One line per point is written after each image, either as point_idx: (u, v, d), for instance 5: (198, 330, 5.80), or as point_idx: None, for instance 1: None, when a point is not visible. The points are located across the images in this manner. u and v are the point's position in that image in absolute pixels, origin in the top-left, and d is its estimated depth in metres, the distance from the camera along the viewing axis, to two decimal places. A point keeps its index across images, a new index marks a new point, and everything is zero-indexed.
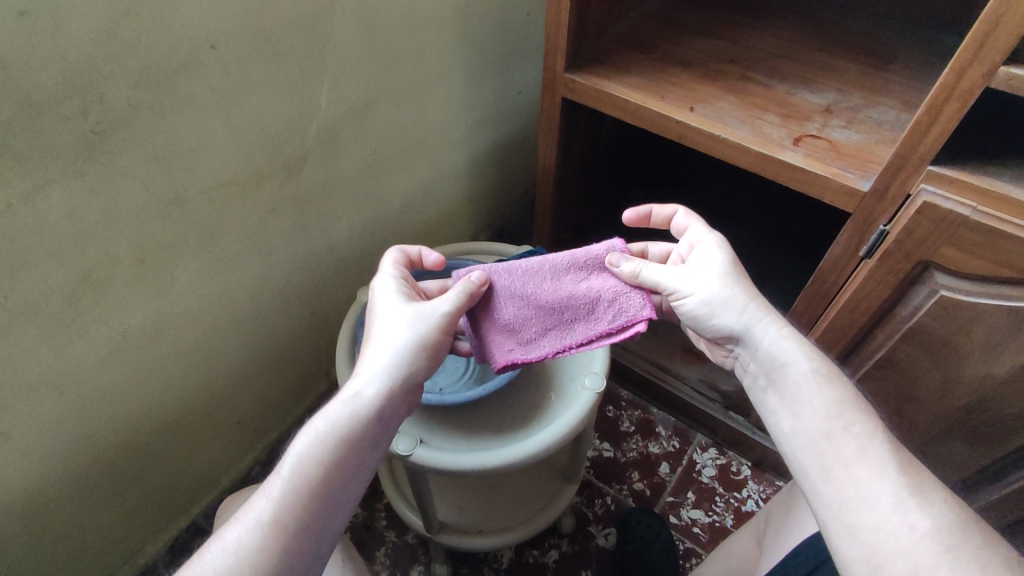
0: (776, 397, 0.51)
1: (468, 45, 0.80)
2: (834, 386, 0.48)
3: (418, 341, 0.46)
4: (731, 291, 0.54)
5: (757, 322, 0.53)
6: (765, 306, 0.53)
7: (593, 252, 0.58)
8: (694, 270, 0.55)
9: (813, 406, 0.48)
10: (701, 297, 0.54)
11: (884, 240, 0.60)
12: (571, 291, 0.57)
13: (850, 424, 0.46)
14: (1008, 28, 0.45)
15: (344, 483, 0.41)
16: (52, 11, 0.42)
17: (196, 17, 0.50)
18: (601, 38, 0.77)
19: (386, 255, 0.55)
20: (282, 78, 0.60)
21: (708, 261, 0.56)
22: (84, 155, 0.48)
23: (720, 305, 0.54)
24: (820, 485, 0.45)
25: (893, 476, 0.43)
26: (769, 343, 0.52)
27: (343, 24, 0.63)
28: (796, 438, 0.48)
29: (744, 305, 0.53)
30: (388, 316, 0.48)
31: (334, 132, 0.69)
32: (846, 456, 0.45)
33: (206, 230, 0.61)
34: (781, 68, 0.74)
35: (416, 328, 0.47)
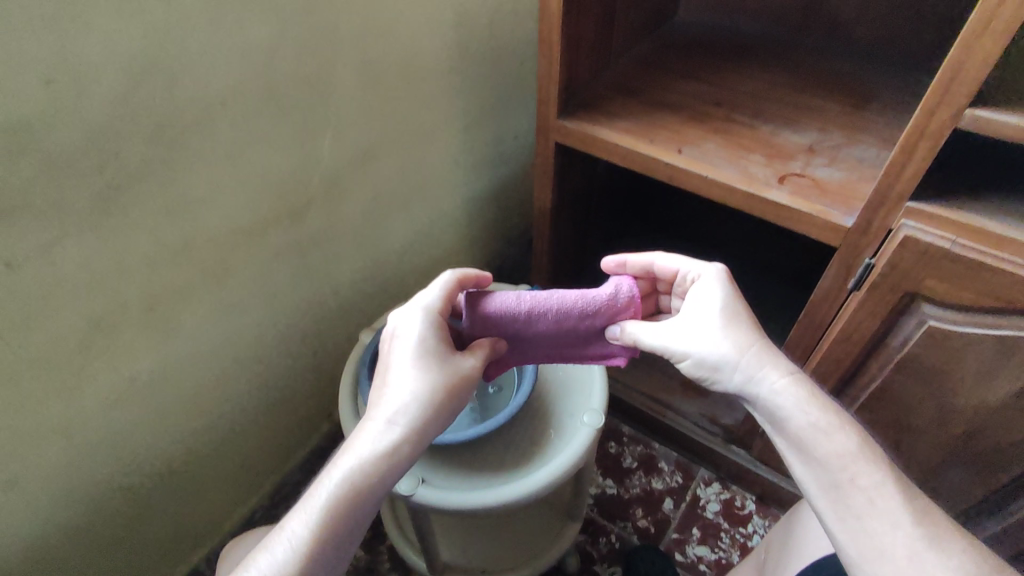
0: (785, 444, 0.51)
1: (465, 94, 0.84)
2: (837, 438, 0.48)
3: (429, 398, 0.45)
4: (722, 348, 0.53)
5: (752, 377, 0.52)
6: (760, 356, 0.52)
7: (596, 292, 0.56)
8: (693, 324, 0.55)
9: (819, 460, 0.48)
10: (696, 355, 0.54)
11: (870, 273, 0.62)
12: (571, 327, 0.56)
13: (858, 476, 0.46)
14: (970, 74, 0.48)
15: (347, 533, 0.41)
16: (74, 77, 0.45)
17: (207, 78, 0.53)
18: (591, 85, 0.81)
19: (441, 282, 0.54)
20: (288, 130, 0.63)
21: (703, 315, 0.54)
22: (98, 208, 0.50)
23: (714, 365, 0.53)
24: (838, 535, 0.47)
25: (905, 527, 0.44)
26: (766, 396, 0.52)
27: (345, 79, 0.66)
28: (809, 487, 0.49)
29: (736, 361, 0.52)
30: (404, 365, 0.47)
31: (337, 179, 0.72)
32: (859, 508, 0.46)
33: (213, 277, 0.63)
34: (765, 109, 0.78)
35: (424, 384, 0.45)
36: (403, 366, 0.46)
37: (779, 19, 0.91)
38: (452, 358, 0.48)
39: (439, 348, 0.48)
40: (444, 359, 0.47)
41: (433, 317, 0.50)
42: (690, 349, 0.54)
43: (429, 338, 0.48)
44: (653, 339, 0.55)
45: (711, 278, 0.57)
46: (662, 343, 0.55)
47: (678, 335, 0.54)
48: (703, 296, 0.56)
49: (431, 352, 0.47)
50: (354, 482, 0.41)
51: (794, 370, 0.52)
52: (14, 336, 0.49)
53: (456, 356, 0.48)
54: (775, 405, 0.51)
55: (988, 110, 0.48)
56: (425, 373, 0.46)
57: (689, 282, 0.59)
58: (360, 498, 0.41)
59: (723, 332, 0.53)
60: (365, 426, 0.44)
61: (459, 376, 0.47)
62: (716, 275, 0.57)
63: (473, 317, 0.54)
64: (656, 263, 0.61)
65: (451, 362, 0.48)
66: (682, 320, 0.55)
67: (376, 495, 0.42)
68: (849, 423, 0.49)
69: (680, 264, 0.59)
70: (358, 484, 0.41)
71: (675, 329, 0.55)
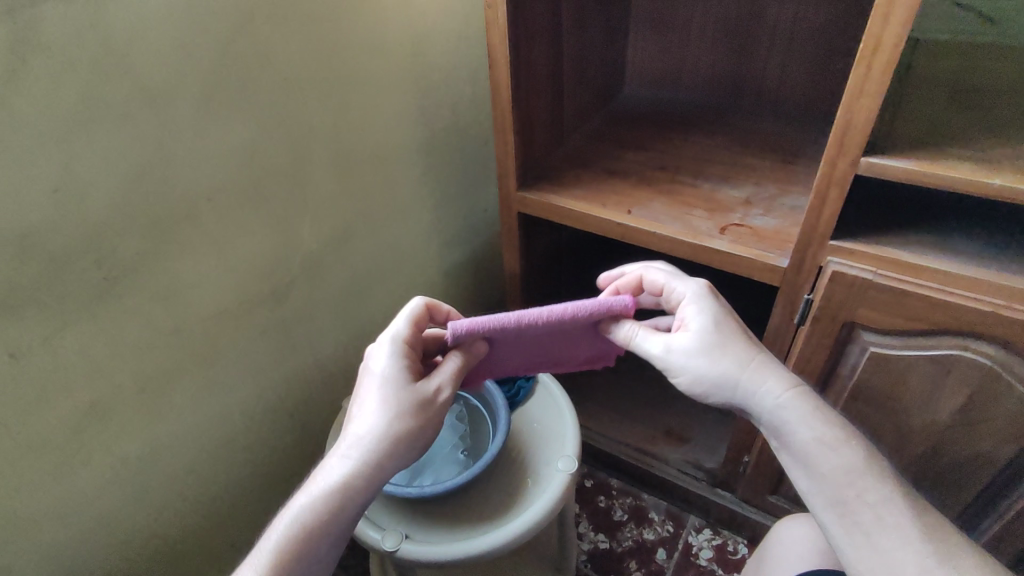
0: (791, 461, 0.54)
1: (433, 175, 0.92)
2: (842, 454, 0.51)
3: (389, 426, 0.48)
4: (721, 365, 0.55)
5: (754, 392, 0.54)
6: (760, 371, 0.55)
7: (604, 306, 0.57)
8: (696, 340, 0.57)
9: (826, 476, 0.51)
10: (697, 372, 0.56)
11: (811, 307, 0.68)
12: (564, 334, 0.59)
13: (865, 492, 0.49)
14: (857, 128, 0.55)
15: (312, 559, 0.44)
16: (79, 186, 0.51)
17: (196, 178, 0.60)
18: (545, 159, 0.89)
19: (408, 309, 0.57)
20: (270, 218, 0.69)
21: (699, 333, 0.57)
22: (97, 299, 0.55)
23: (714, 382, 0.56)
24: (846, 549, 0.49)
25: (915, 543, 0.47)
26: (768, 412, 0.54)
27: (321, 170, 0.73)
28: (816, 501, 0.52)
29: (738, 377, 0.55)
30: (368, 396, 0.50)
31: (317, 259, 0.77)
32: (868, 525, 0.49)
33: (202, 357, 0.67)
34: (705, 169, 0.86)
35: (384, 413, 0.49)
36: (369, 397, 0.50)
37: (712, 89, 1.01)
38: (418, 385, 0.51)
39: (401, 378, 0.51)
40: (406, 389, 0.50)
41: (401, 343, 0.53)
42: (691, 367, 0.56)
43: (395, 366, 0.52)
44: (652, 347, 0.57)
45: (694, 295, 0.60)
46: (659, 356, 0.57)
47: (679, 353, 0.57)
48: (691, 312, 0.58)
49: (395, 382, 0.51)
50: (319, 510, 0.45)
51: (794, 385, 0.55)
52: (14, 424, 0.53)
53: (421, 382, 0.51)
54: (778, 421, 0.54)
55: (879, 157, 0.56)
56: (387, 402, 0.49)
57: (676, 300, 0.61)
58: (326, 525, 0.44)
59: (722, 350, 0.56)
60: (332, 456, 0.48)
61: (420, 402, 0.50)
62: (698, 289, 0.60)
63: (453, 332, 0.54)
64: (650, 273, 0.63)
65: (410, 391, 0.50)
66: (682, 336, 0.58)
67: (341, 522, 0.45)
68: (852, 438, 0.52)
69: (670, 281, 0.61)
70: (321, 510, 0.45)
71: (677, 342, 0.57)
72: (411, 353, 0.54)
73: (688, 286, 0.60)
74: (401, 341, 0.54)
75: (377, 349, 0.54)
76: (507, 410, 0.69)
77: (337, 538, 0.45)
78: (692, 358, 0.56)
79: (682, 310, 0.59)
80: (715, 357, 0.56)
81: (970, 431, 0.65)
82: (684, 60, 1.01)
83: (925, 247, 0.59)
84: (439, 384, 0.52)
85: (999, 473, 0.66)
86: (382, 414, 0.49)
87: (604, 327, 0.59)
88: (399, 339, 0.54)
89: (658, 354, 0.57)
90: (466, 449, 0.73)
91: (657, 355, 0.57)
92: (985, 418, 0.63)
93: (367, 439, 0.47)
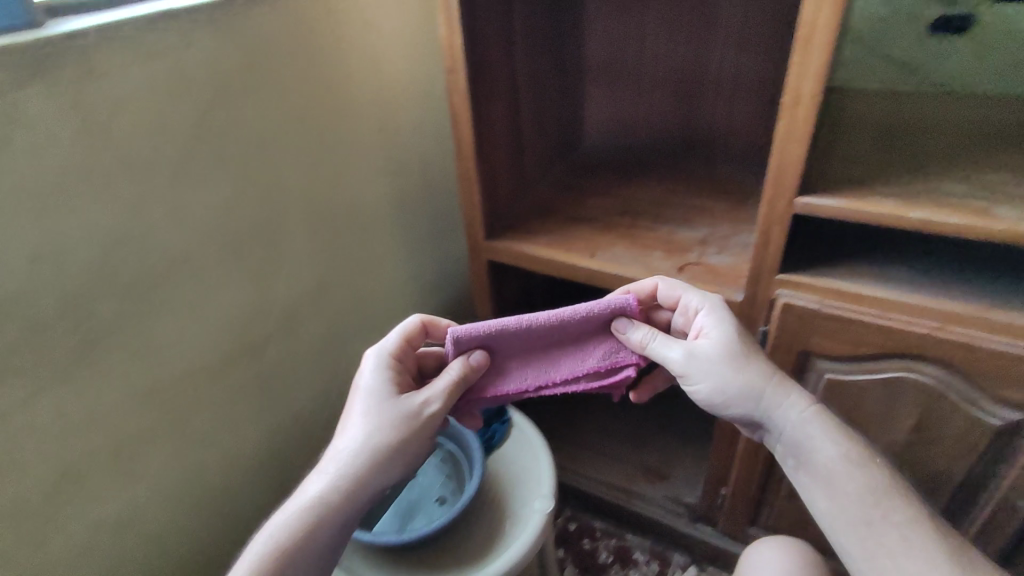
0: (809, 477, 0.58)
1: (406, 228, 0.96)
2: (865, 473, 0.55)
3: (374, 436, 0.54)
4: (749, 380, 0.59)
5: (779, 408, 0.59)
6: (784, 388, 0.59)
7: (603, 306, 0.61)
8: (723, 352, 0.60)
9: (850, 494, 0.55)
10: (725, 385, 0.60)
11: (767, 338, 0.70)
12: (568, 337, 0.63)
13: (889, 512, 0.54)
14: (789, 172, 0.60)
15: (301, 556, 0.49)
16: (58, 253, 0.53)
17: (173, 241, 0.62)
18: (511, 209, 0.93)
19: (400, 329, 0.64)
20: (246, 276, 0.72)
21: (724, 348, 0.60)
22: (74, 362, 0.56)
23: (740, 396, 0.59)
24: (865, 566, 0.53)
25: (938, 564, 0.51)
26: (792, 428, 0.59)
27: (295, 227, 0.76)
28: (836, 517, 0.55)
29: (764, 392, 0.59)
30: (358, 411, 0.56)
31: (293, 314, 0.79)
32: (892, 545, 0.52)
33: (178, 415, 0.68)
34: (663, 212, 0.91)
35: (370, 425, 0.54)
36: (358, 412, 0.56)
37: (666, 138, 1.08)
38: (403, 396, 0.57)
39: (388, 394, 0.57)
40: (390, 399, 0.57)
41: (388, 356, 0.61)
42: (718, 381, 0.60)
43: (384, 378, 0.59)
44: (678, 357, 0.60)
45: (711, 306, 0.62)
46: (686, 367, 0.60)
47: (703, 365, 0.60)
48: (711, 324, 0.61)
49: (381, 392, 0.57)
50: (307, 512, 0.50)
51: (815, 404, 0.60)
52: None
53: (407, 397, 0.57)
54: (802, 436, 0.58)
55: (812, 197, 0.61)
56: (374, 416, 0.55)
57: (693, 310, 0.63)
58: (312, 526, 0.50)
59: (745, 367, 0.59)
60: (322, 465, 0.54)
61: (406, 411, 0.56)
62: (716, 303, 0.63)
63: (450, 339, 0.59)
64: (661, 285, 0.65)
65: (394, 402, 0.56)
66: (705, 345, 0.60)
67: (328, 523, 0.51)
68: (872, 459, 0.57)
69: (683, 290, 0.64)
70: (308, 512, 0.50)
71: (704, 352, 0.60)
72: (399, 372, 0.60)
73: (708, 297, 0.63)
74: (388, 354, 0.61)
75: (365, 361, 0.61)
76: (482, 453, 0.71)
77: (325, 538, 0.50)
78: (719, 371, 0.60)
79: (701, 323, 0.62)
80: (741, 372, 0.59)
81: (927, 450, 0.68)
82: (638, 113, 1.08)
83: (864, 277, 0.64)
84: (430, 394, 0.58)
85: (959, 492, 0.69)
86: (369, 420, 0.55)
87: (614, 328, 0.62)
88: (385, 353, 0.61)
89: (687, 367, 0.60)
90: (443, 492, 0.74)
91: (683, 366, 0.60)
92: (937, 437, 0.66)
93: (353, 444, 0.54)
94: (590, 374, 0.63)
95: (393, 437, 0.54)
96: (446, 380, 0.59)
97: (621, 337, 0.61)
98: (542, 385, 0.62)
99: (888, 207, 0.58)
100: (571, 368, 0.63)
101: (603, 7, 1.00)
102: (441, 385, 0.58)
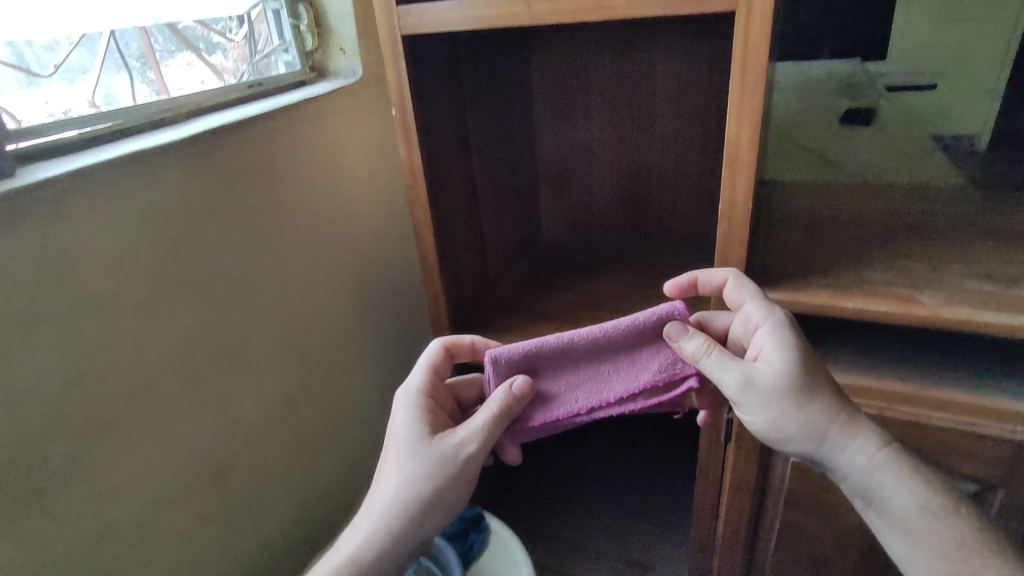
0: (881, 520, 0.60)
1: (372, 334, 0.96)
2: (942, 524, 0.56)
3: (405, 485, 0.58)
4: (813, 421, 0.59)
5: (843, 451, 0.59)
6: (847, 430, 0.59)
7: (645, 317, 0.65)
8: (785, 387, 0.59)
9: (931, 546, 0.56)
10: (787, 425, 0.60)
11: (732, 426, 0.74)
12: (613, 351, 0.66)
13: (979, 568, 0.55)
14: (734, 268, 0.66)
15: None
16: (11, 399, 0.51)
17: (135, 372, 0.62)
18: (476, 309, 0.96)
19: (417, 368, 0.70)
20: (210, 399, 0.70)
21: (784, 379, 0.59)
22: (24, 513, 0.53)
23: (803, 436, 0.60)
24: None
25: None
26: (860, 470, 0.59)
27: (260, 344, 0.76)
28: (917, 563, 0.57)
29: (827, 434, 0.59)
30: (391, 457, 0.61)
31: (259, 432, 0.78)
32: None
33: (136, 557, 0.64)
34: (622, 303, 0.95)
35: (401, 474, 0.59)
36: (390, 457, 0.61)
37: (620, 231, 1.14)
38: (436, 437, 0.61)
39: (416, 439, 0.61)
40: (423, 441, 0.60)
41: (419, 396, 0.66)
42: (774, 416, 0.60)
43: (417, 419, 0.63)
44: (731, 385, 0.60)
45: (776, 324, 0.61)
46: (742, 396, 0.60)
47: (763, 396, 0.59)
48: (770, 347, 0.60)
49: (413, 435, 0.61)
50: (351, 563, 0.56)
51: (882, 442, 0.60)
52: None
53: (437, 439, 0.60)
54: (874, 480, 0.59)
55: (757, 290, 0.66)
56: (404, 465, 0.59)
57: (755, 324, 0.62)
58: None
59: (808, 407, 0.59)
60: (365, 512, 0.59)
61: (439, 453, 0.59)
62: (782, 323, 0.60)
63: (489, 360, 0.64)
64: (728, 283, 0.65)
65: (428, 443, 0.60)
66: (766, 373, 0.60)
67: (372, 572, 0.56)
68: (948, 504, 0.57)
69: (749, 297, 0.63)
70: (352, 561, 0.56)
71: (766, 386, 0.59)
72: (425, 411, 0.64)
73: (770, 316, 0.61)
74: (419, 395, 0.66)
75: (397, 404, 0.66)
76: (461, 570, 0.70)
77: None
78: (779, 406, 0.60)
79: (762, 347, 0.61)
80: (802, 409, 0.59)
81: None
82: (589, 210, 1.14)
83: None
84: (465, 434, 0.60)
85: None
86: (403, 465, 0.59)
87: (665, 335, 0.64)
88: (416, 394, 0.66)
89: (743, 397, 0.60)
90: None
91: (739, 395, 0.60)
92: None
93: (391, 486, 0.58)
94: (643, 389, 0.65)
95: (426, 479, 0.58)
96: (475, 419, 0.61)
97: (674, 343, 0.63)
98: (598, 403, 0.65)
99: (829, 296, 0.62)
100: (624, 384, 0.65)
101: (549, 116, 1.08)
102: (473, 422, 0.61)
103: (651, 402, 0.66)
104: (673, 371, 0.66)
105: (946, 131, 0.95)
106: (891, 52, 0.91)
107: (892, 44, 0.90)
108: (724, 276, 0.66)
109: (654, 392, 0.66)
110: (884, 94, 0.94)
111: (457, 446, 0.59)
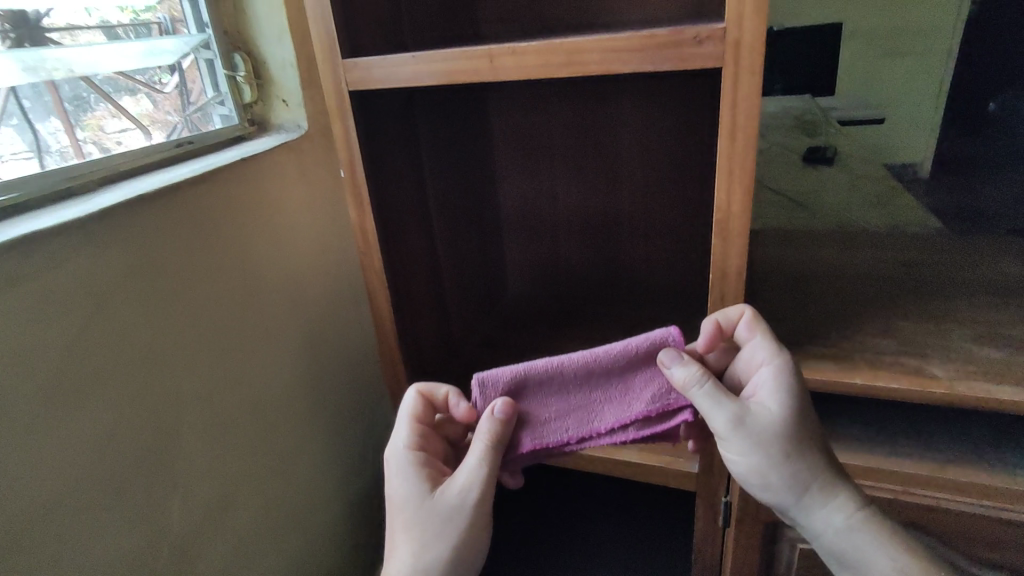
0: None
1: (320, 412, 0.86)
2: None
3: (419, 556, 0.52)
4: (799, 471, 0.53)
5: (826, 506, 0.54)
6: (830, 486, 0.54)
7: (642, 340, 0.58)
8: (776, 431, 0.53)
9: None
10: (770, 472, 0.54)
11: (732, 508, 0.67)
12: (605, 378, 0.59)
13: None
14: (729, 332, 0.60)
15: None
16: None
17: (33, 497, 0.49)
18: (439, 378, 0.87)
19: (404, 411, 0.61)
20: (130, 515, 0.58)
21: (777, 425, 0.53)
22: None
23: (784, 486, 0.54)
24: None
25: None
26: (841, 531, 0.54)
27: (190, 440, 0.65)
28: None
29: (811, 487, 0.53)
30: (395, 526, 0.55)
31: (190, 546, 0.65)
32: None
33: None
34: None
35: (412, 545, 0.53)
36: (394, 526, 0.55)
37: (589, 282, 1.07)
38: (438, 493, 0.55)
39: (417, 498, 0.55)
40: (425, 498, 0.54)
41: (409, 451, 0.58)
42: (759, 462, 0.53)
43: (412, 471, 0.57)
44: (721, 422, 0.54)
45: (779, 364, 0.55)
46: (729, 434, 0.54)
47: (753, 436, 0.53)
48: (768, 389, 0.54)
49: (413, 494, 0.55)
50: None
51: (864, 501, 0.55)
52: None
53: (439, 495, 0.54)
54: (855, 543, 0.53)
55: None
56: (411, 533, 0.53)
57: (758, 362, 0.56)
58: None
59: (796, 456, 0.53)
60: None
61: (446, 509, 0.53)
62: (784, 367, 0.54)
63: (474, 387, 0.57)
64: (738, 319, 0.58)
65: (430, 500, 0.54)
66: (758, 412, 0.54)
67: None
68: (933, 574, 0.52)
69: (762, 334, 0.56)
70: None
71: (757, 425, 0.53)
72: (419, 462, 0.57)
73: (773, 356, 0.55)
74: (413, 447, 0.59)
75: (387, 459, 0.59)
76: None
77: None
78: (765, 452, 0.53)
79: (760, 386, 0.55)
80: (789, 460, 0.53)
81: None
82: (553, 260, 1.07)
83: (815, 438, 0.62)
84: (465, 481, 0.54)
85: None
86: (412, 532, 0.53)
87: (659, 359, 0.57)
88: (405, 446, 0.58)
89: (729, 436, 0.54)
90: None
91: (726, 433, 0.54)
92: None
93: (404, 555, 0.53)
94: (636, 420, 0.59)
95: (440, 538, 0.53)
96: (472, 462, 0.55)
97: (666, 370, 0.55)
98: (584, 435, 0.58)
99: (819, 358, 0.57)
100: (616, 414, 0.59)
101: (515, 168, 1.01)
102: (473, 468, 0.54)
103: (643, 434, 0.59)
104: (669, 400, 0.58)
105: (901, 157, 0.87)
106: (840, 84, 0.84)
107: (841, 77, 0.84)
108: (740, 313, 0.58)
109: (649, 423, 0.59)
110: (839, 130, 0.87)
111: (463, 495, 0.54)
